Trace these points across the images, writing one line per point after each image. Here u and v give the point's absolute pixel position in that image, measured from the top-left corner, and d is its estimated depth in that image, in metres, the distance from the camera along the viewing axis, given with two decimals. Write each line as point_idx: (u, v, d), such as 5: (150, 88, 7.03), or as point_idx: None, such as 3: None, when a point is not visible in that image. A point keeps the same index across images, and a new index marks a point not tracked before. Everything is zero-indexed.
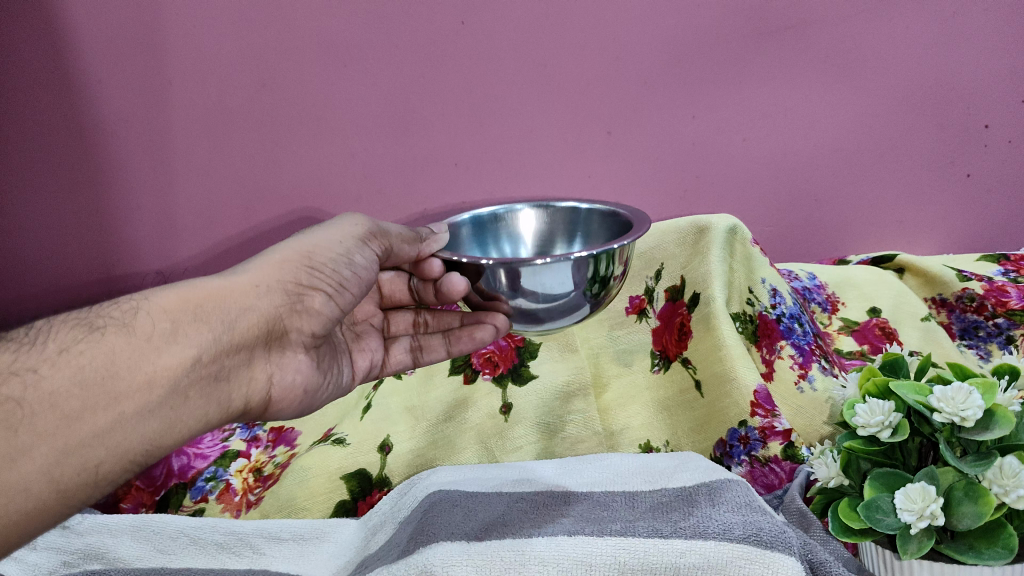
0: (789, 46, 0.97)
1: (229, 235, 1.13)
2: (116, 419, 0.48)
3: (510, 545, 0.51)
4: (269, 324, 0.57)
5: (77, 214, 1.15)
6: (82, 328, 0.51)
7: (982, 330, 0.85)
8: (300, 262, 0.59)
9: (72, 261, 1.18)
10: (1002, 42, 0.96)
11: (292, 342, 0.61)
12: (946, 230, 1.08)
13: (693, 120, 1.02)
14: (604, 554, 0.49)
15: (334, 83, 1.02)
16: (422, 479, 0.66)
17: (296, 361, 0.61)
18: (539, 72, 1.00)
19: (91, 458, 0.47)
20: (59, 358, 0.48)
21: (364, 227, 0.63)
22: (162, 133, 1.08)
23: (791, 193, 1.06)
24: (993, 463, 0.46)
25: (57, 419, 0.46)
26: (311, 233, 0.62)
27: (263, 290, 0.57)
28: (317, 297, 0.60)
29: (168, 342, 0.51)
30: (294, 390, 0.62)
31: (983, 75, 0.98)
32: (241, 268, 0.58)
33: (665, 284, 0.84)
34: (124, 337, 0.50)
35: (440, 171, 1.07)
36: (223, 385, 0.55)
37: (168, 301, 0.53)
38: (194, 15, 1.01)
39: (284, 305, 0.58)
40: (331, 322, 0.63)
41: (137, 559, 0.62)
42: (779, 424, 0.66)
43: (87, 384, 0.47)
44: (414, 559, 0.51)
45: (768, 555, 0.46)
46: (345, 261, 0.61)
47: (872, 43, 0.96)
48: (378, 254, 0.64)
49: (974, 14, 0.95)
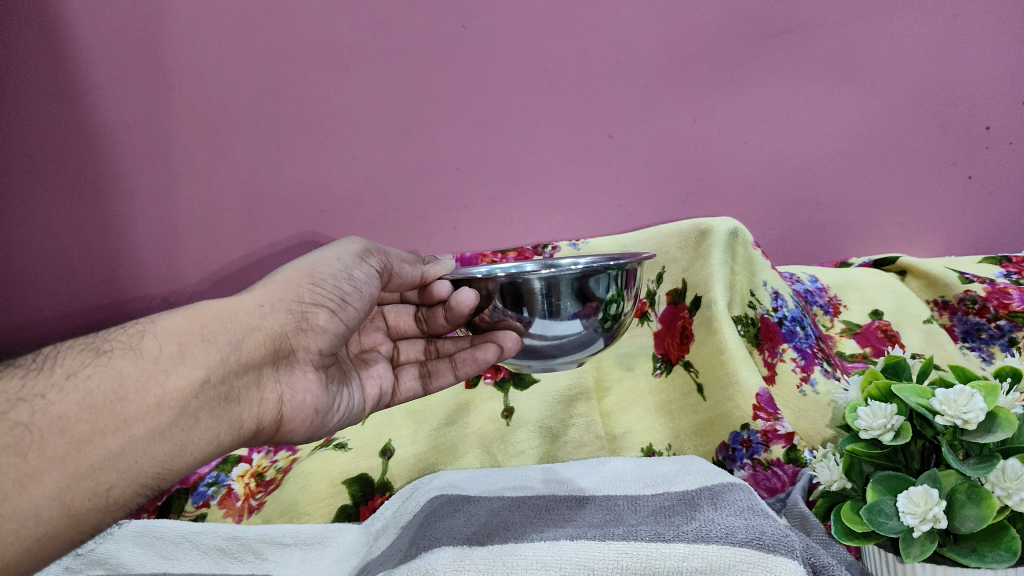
0: (782, 49, 0.99)
1: (228, 242, 1.11)
2: (126, 441, 0.48)
3: (509, 551, 0.50)
4: (275, 342, 0.58)
5: (63, 223, 1.12)
6: (88, 352, 0.51)
7: (984, 332, 0.86)
8: (302, 280, 0.60)
9: (62, 273, 1.14)
10: (996, 44, 0.98)
11: (299, 361, 0.60)
12: (953, 235, 1.06)
13: (693, 123, 1.02)
14: (606, 560, 0.48)
15: (339, 86, 1.03)
16: (411, 494, 0.66)
17: (305, 380, 0.61)
18: (539, 75, 1.02)
19: (103, 481, 0.47)
20: (68, 383, 0.48)
21: (361, 245, 0.65)
22: (159, 138, 1.07)
23: (792, 197, 1.04)
24: (996, 466, 0.46)
25: (68, 444, 0.46)
26: (310, 254, 0.63)
27: (268, 308, 0.58)
28: (321, 314, 0.60)
29: (176, 363, 0.51)
30: (304, 409, 0.61)
31: (978, 77, 0.99)
32: (247, 289, 0.59)
33: (666, 288, 0.84)
34: (132, 359, 0.50)
35: (441, 175, 1.06)
36: (232, 407, 0.55)
37: (174, 322, 0.53)
38: (197, 21, 1.02)
39: (289, 322, 0.59)
40: (337, 339, 0.63)
41: (138, 565, 0.61)
42: (781, 426, 0.66)
43: (95, 407, 0.47)
44: (414, 564, 0.50)
45: (770, 559, 0.45)
46: (345, 277, 0.62)
47: (864, 45, 0.98)
48: (378, 268, 0.66)
49: (962, 17, 0.98)
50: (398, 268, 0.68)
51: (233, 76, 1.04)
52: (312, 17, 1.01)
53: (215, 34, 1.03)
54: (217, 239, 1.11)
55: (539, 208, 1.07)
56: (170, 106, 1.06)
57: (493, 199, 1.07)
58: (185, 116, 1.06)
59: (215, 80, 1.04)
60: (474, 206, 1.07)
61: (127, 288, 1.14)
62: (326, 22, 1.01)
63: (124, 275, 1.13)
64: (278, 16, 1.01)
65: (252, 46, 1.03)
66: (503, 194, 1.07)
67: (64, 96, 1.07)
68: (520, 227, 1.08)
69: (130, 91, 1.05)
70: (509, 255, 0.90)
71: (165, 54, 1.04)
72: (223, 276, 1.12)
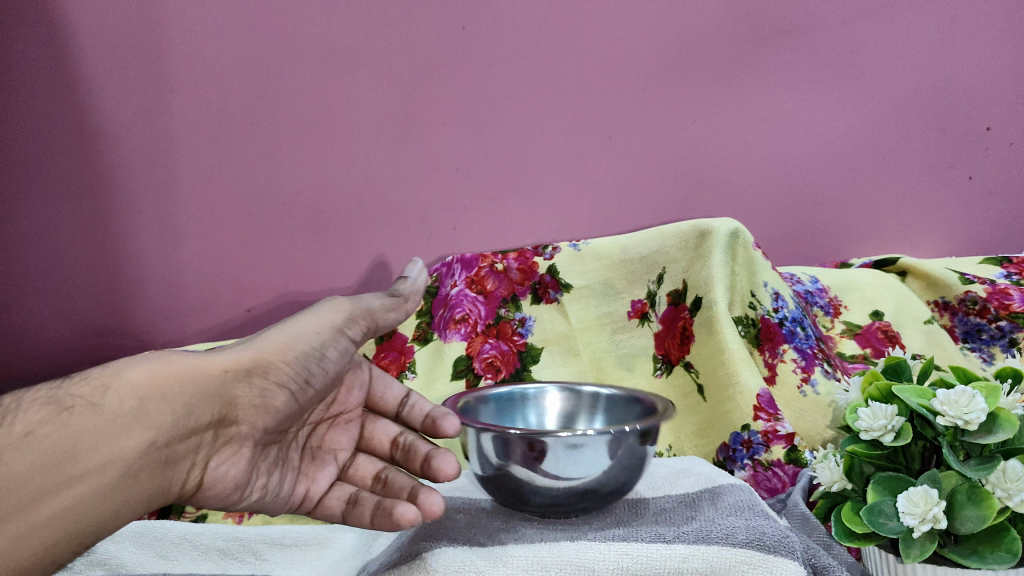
0: (775, 53, 1.02)
1: (223, 243, 1.08)
2: (67, 502, 0.43)
3: (510, 551, 0.47)
4: (225, 410, 0.51)
5: (54, 224, 1.09)
6: (48, 406, 0.44)
7: (984, 332, 0.86)
8: (272, 355, 0.52)
9: (49, 275, 1.10)
10: (988, 45, 1.01)
11: (240, 433, 0.53)
12: (956, 236, 1.05)
13: (693, 123, 1.03)
14: (607, 559, 0.46)
15: (345, 86, 1.05)
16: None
17: (239, 454, 0.53)
18: (540, 76, 1.03)
19: (40, 545, 0.42)
20: (21, 442, 0.42)
21: (346, 312, 0.58)
22: (161, 138, 1.08)
23: (794, 197, 1.03)
24: (996, 467, 0.46)
25: (8, 505, 0.41)
26: (290, 318, 0.56)
27: (233, 376, 0.50)
28: (279, 390, 0.53)
29: (130, 424, 0.46)
30: (229, 484, 0.53)
31: (972, 79, 1.02)
32: (219, 348, 0.52)
33: (667, 288, 0.82)
34: (89, 416, 0.44)
35: (441, 175, 1.06)
36: (170, 471, 0.49)
37: (139, 375, 0.47)
38: (207, 26, 1.06)
39: (245, 394, 0.52)
40: (291, 414, 0.56)
41: (138, 565, 0.59)
42: (781, 427, 0.66)
43: (43, 467, 0.42)
44: (411, 564, 0.47)
45: (770, 559, 0.45)
46: (317, 356, 0.56)
47: (856, 47, 1.01)
48: (357, 338, 0.59)
49: (949, 21, 1.01)
50: (382, 325, 0.61)
51: (241, 75, 1.06)
52: (323, 21, 1.05)
53: (224, 38, 1.06)
54: (213, 240, 1.08)
55: (540, 208, 1.05)
56: (175, 105, 1.07)
57: (493, 199, 1.06)
58: (189, 115, 1.07)
59: (223, 78, 1.06)
60: (474, 207, 1.06)
61: (113, 287, 1.10)
62: (336, 24, 1.05)
63: (114, 276, 1.10)
64: (287, 21, 1.05)
65: (258, 48, 1.05)
66: (503, 195, 1.05)
67: (72, 94, 1.08)
68: (520, 228, 1.06)
69: (135, 91, 1.07)
70: (509, 255, 0.90)
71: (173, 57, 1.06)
72: (214, 277, 1.09)
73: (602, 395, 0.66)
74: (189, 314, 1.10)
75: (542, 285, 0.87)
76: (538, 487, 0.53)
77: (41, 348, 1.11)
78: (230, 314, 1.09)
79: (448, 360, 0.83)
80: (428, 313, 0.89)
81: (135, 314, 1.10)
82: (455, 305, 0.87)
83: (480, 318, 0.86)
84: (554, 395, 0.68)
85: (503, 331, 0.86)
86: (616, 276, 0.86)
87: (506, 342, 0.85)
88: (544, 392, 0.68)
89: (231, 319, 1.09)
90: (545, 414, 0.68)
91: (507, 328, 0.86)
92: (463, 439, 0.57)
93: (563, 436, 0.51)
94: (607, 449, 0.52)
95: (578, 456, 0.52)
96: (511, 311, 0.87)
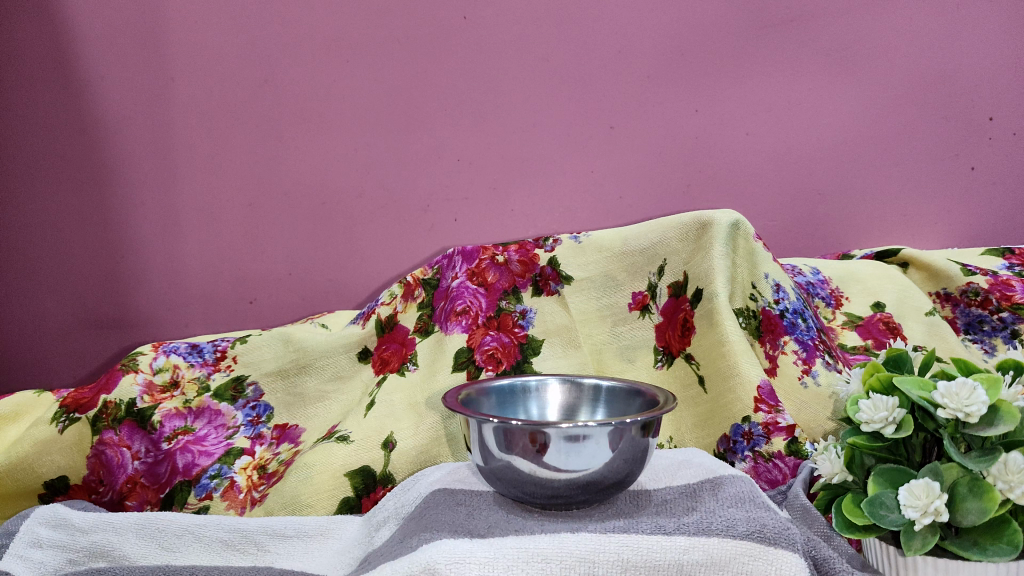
0: (777, 42, 1.01)
1: (223, 235, 1.08)
2: None
3: (513, 543, 0.47)
4: None
5: (57, 213, 1.10)
6: None
7: (986, 324, 0.86)
8: None
9: (52, 267, 1.11)
10: (992, 34, 1.01)
11: None
12: (963, 226, 1.03)
13: (695, 114, 1.02)
14: (607, 552, 0.46)
15: (344, 76, 1.05)
16: (407, 492, 0.64)
17: None
18: (541, 67, 1.03)
19: None
20: None
21: None
22: (160, 129, 1.07)
23: (795, 188, 1.03)
24: (998, 459, 0.46)
25: None
26: None
27: None
28: None
29: None
30: None
31: (976, 69, 1.01)
32: None
33: (667, 280, 0.82)
34: None
35: (441, 167, 1.05)
36: None
37: None
38: (209, 16, 1.05)
39: None
40: None
41: (141, 558, 0.60)
42: (782, 419, 0.67)
43: None
44: (416, 556, 0.46)
45: (771, 551, 0.46)
46: None
47: (859, 38, 1.01)
48: None
49: (952, 11, 1.00)
50: None
51: (240, 65, 1.06)
52: (323, 11, 1.04)
53: (226, 29, 1.05)
54: (214, 232, 1.08)
55: (540, 200, 1.05)
56: (175, 95, 1.07)
57: (494, 190, 1.05)
58: (189, 106, 1.07)
59: (222, 68, 1.06)
60: (475, 198, 1.05)
61: (113, 279, 1.10)
62: (334, 14, 1.04)
63: (116, 268, 1.10)
64: (289, 12, 1.05)
65: (261, 39, 1.05)
66: (504, 187, 1.05)
67: (74, 86, 1.08)
68: (520, 219, 1.05)
69: (138, 82, 1.07)
70: (509, 248, 0.90)
71: (175, 47, 1.06)
72: (215, 269, 1.08)
73: (603, 387, 0.66)
74: (190, 307, 1.10)
75: (543, 277, 0.87)
76: (539, 479, 0.53)
77: (44, 339, 1.12)
78: (230, 306, 1.09)
79: (449, 352, 0.82)
80: (429, 306, 0.89)
81: (136, 306, 1.10)
82: (456, 298, 0.86)
83: (481, 311, 0.86)
84: (555, 387, 0.68)
85: (503, 324, 0.85)
86: (617, 269, 0.85)
87: (506, 334, 0.84)
88: (546, 384, 0.68)
89: (231, 310, 1.09)
90: (546, 407, 0.68)
91: (507, 321, 0.85)
92: (465, 432, 0.57)
93: (564, 428, 0.51)
94: (608, 442, 0.52)
95: (579, 449, 0.52)
96: (511, 303, 0.87)
